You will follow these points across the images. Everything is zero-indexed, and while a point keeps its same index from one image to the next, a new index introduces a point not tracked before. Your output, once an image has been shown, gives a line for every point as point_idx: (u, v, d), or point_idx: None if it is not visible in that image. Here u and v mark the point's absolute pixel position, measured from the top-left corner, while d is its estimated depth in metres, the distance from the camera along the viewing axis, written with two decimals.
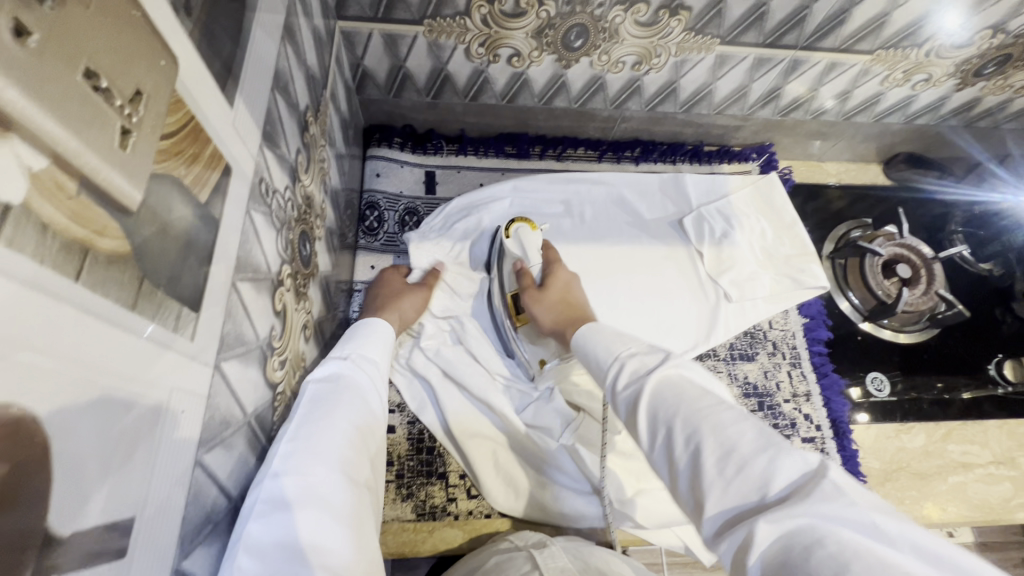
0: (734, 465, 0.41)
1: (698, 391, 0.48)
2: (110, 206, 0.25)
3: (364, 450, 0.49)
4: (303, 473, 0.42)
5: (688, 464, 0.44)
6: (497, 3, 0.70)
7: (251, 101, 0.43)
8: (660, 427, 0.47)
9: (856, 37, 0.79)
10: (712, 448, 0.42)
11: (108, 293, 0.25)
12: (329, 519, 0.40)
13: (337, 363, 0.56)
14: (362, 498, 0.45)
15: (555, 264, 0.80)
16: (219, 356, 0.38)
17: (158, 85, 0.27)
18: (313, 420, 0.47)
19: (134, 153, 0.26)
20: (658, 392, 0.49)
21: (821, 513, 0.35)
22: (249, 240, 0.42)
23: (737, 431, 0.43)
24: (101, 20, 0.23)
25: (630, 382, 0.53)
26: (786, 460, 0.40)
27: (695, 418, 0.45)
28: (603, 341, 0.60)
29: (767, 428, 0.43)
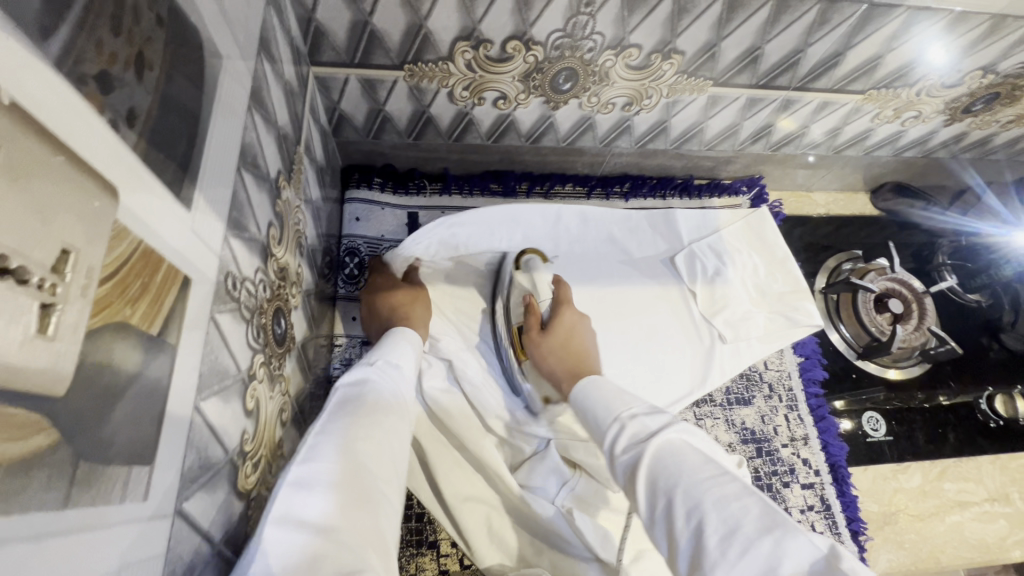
0: (738, 545, 0.39)
1: (699, 461, 0.47)
2: (32, 401, 0.20)
3: (384, 443, 0.48)
4: (319, 455, 0.42)
5: (690, 539, 0.42)
6: (483, 49, 0.66)
7: (214, 193, 0.38)
8: (660, 496, 0.46)
9: (848, 78, 0.77)
10: (716, 524, 0.41)
11: (29, 506, 0.21)
12: (340, 500, 0.40)
13: (364, 366, 0.56)
14: (379, 488, 0.44)
15: (563, 304, 0.77)
16: (180, 499, 0.33)
17: (88, 234, 0.23)
18: (340, 411, 0.48)
19: (61, 329, 0.21)
20: (659, 458, 0.48)
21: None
22: (215, 349, 0.38)
23: (740, 508, 0.42)
24: (7, 185, 0.18)
25: (630, 446, 0.51)
26: (791, 544, 0.39)
27: (697, 491, 0.44)
28: (603, 397, 0.59)
29: (771, 508, 0.42)
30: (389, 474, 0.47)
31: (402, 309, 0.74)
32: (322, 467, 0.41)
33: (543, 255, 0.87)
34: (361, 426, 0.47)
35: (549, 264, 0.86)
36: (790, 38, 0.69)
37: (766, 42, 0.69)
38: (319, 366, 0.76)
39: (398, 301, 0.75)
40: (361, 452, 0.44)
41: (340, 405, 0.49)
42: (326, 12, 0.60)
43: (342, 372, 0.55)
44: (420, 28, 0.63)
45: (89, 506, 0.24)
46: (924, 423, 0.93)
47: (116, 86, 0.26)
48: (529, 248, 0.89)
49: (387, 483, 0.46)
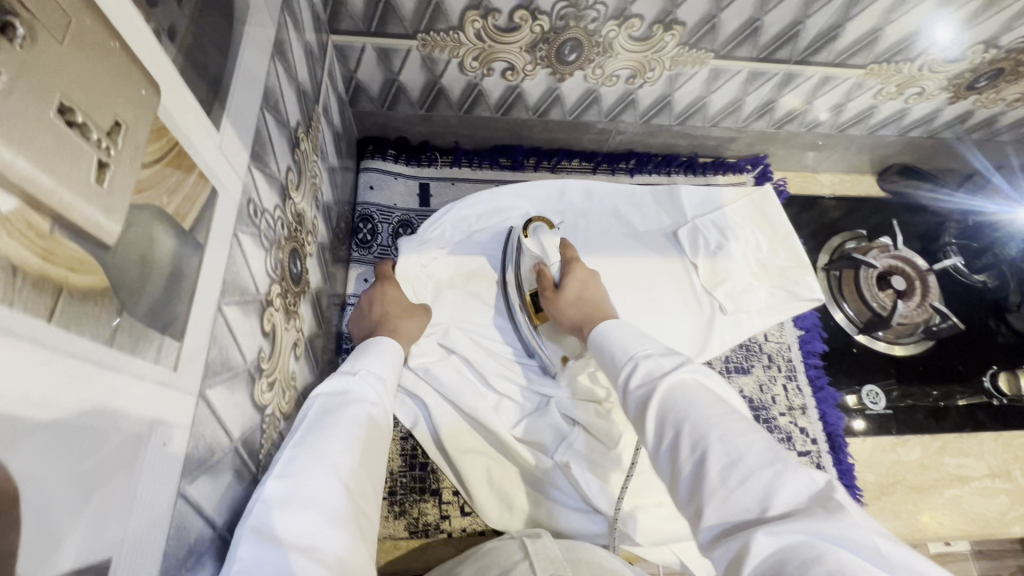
0: (738, 474, 0.42)
1: (710, 400, 0.49)
2: (87, 243, 0.24)
3: (364, 462, 0.51)
4: (302, 475, 0.45)
5: (693, 469, 0.45)
6: (491, 18, 0.70)
7: (239, 122, 0.42)
8: (668, 428, 0.49)
9: (849, 52, 0.79)
10: (718, 456, 0.44)
11: (82, 332, 0.24)
12: (319, 516, 0.43)
13: (345, 377, 0.58)
14: (356, 503, 0.47)
15: (571, 263, 0.79)
16: (204, 384, 0.37)
17: (136, 116, 0.27)
18: (316, 427, 0.50)
19: (112, 187, 0.25)
20: (671, 396, 0.51)
21: (824, 532, 0.37)
22: (236, 263, 0.42)
23: (744, 442, 0.44)
24: (75, 52, 0.22)
25: (643, 382, 0.54)
26: (791, 476, 0.41)
27: (704, 425, 0.46)
28: (619, 339, 0.61)
29: (775, 443, 0.44)
30: (370, 488, 0.51)
31: (393, 320, 0.75)
32: (301, 485, 0.44)
33: (550, 225, 0.86)
34: (343, 445, 0.50)
35: (557, 231, 0.85)
36: (789, 10, 0.71)
37: (765, 13, 0.71)
38: (332, 321, 0.80)
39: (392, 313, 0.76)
40: (341, 468, 0.48)
41: (318, 419, 0.51)
42: None
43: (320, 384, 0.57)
44: None
45: (129, 355, 0.28)
46: (926, 395, 0.93)
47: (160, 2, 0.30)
48: (534, 218, 0.87)
49: (366, 495, 0.50)
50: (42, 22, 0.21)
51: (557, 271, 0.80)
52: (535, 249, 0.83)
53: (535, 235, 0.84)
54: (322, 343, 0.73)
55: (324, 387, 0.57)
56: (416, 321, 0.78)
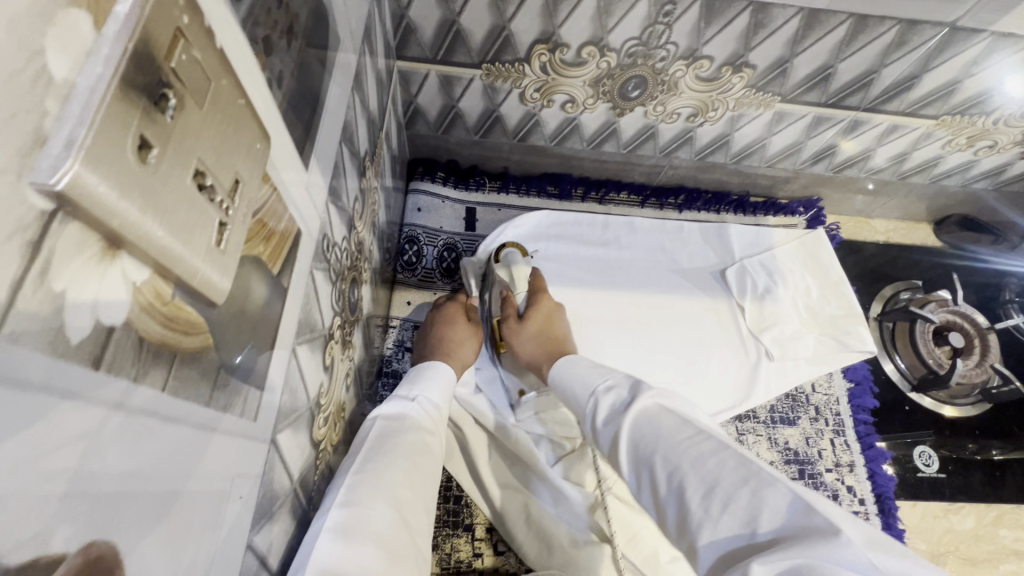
0: (719, 500, 0.40)
1: (676, 424, 0.47)
2: (201, 304, 0.23)
3: (417, 494, 0.52)
4: (363, 503, 0.46)
5: (674, 501, 0.43)
6: (559, 52, 0.69)
7: (322, 160, 0.42)
8: (643, 465, 0.47)
9: (923, 102, 0.76)
10: (694, 483, 0.42)
11: (187, 395, 0.24)
12: (377, 550, 0.43)
13: (402, 402, 0.61)
14: (410, 537, 0.48)
15: (539, 292, 0.79)
16: (275, 429, 0.36)
17: (251, 172, 0.26)
18: (377, 455, 0.52)
19: (228, 245, 0.24)
20: (637, 428, 0.49)
21: (813, 552, 0.33)
22: (310, 302, 0.41)
23: (717, 464, 0.42)
24: (211, 115, 0.22)
25: (609, 417, 0.52)
26: (767, 491, 0.39)
27: (676, 455, 0.44)
28: (579, 373, 0.60)
29: (747, 459, 0.42)
30: (420, 524, 0.51)
31: (449, 343, 0.76)
32: (362, 516, 0.45)
33: (522, 250, 0.85)
34: (399, 475, 0.51)
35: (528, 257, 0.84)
36: (865, 58, 0.69)
37: (839, 61, 0.69)
38: (374, 344, 0.79)
39: (450, 335, 0.77)
40: (398, 499, 0.49)
41: (378, 445, 0.53)
42: (418, 10, 0.64)
43: (380, 407, 0.59)
44: (503, 30, 0.66)
45: (221, 411, 0.27)
46: (962, 446, 0.89)
47: (275, 50, 0.30)
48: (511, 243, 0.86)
49: (420, 530, 0.50)
50: (190, 91, 0.20)
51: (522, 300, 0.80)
52: (505, 276, 0.82)
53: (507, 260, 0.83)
54: (365, 368, 0.72)
55: (383, 410, 0.60)
56: (472, 345, 0.79)
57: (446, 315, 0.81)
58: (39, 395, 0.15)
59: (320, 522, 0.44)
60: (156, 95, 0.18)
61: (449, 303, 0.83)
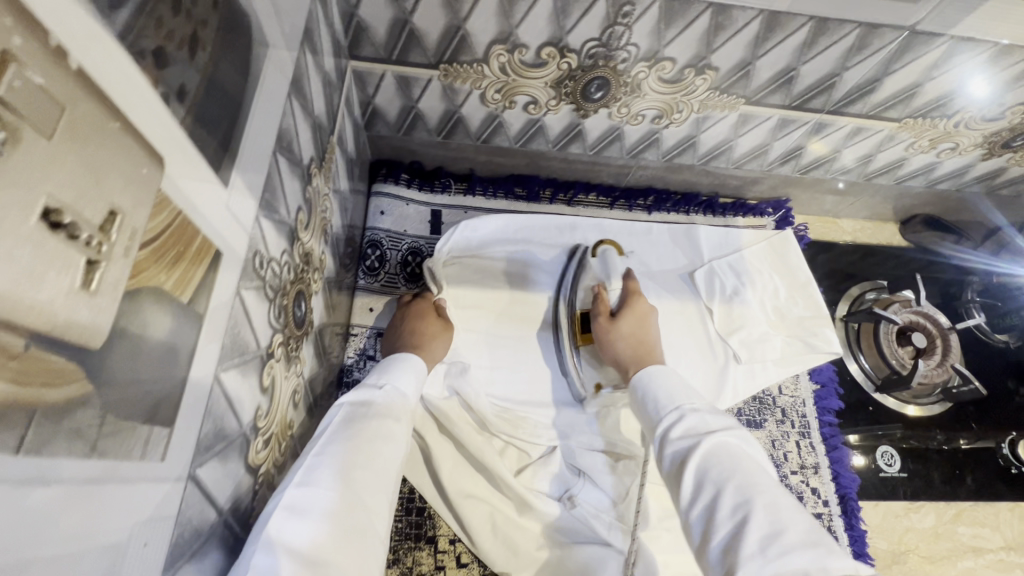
0: (779, 548, 0.41)
1: (756, 468, 0.48)
2: (68, 350, 0.21)
3: (383, 471, 0.51)
4: (317, 486, 0.46)
5: (729, 531, 0.44)
6: (517, 53, 0.67)
7: (250, 174, 0.39)
8: (707, 486, 0.47)
9: (885, 105, 0.76)
10: (760, 524, 0.43)
11: (57, 451, 0.22)
12: (330, 528, 0.44)
13: (369, 390, 0.58)
14: (370, 515, 0.48)
15: (633, 296, 0.78)
16: (194, 465, 0.34)
17: (135, 199, 0.24)
18: (339, 436, 0.51)
19: (103, 285, 0.22)
20: (714, 454, 0.49)
21: None
22: (239, 324, 0.39)
23: (789, 518, 0.43)
24: (67, 145, 0.20)
25: (685, 434, 0.53)
26: (834, 560, 0.40)
27: (749, 491, 0.45)
28: (667, 385, 0.59)
29: (816, 527, 0.43)
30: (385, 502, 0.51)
31: (420, 336, 0.74)
32: (316, 497, 0.45)
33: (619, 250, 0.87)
34: (361, 454, 0.50)
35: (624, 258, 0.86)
36: (827, 61, 0.68)
37: (801, 64, 0.68)
38: (333, 354, 0.77)
39: (420, 328, 0.75)
40: (356, 480, 0.48)
41: (340, 428, 0.52)
42: (368, 9, 0.62)
43: (347, 394, 0.57)
44: (458, 30, 0.64)
45: (112, 460, 0.25)
46: (931, 437, 0.91)
47: (171, 62, 0.28)
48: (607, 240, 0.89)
49: (381, 514, 0.49)
50: (30, 121, 0.18)
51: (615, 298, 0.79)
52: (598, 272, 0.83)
53: (602, 260, 0.85)
54: (321, 380, 0.70)
55: (353, 393, 0.58)
56: (444, 341, 0.77)
57: (419, 308, 0.78)
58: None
59: (277, 503, 0.45)
60: None
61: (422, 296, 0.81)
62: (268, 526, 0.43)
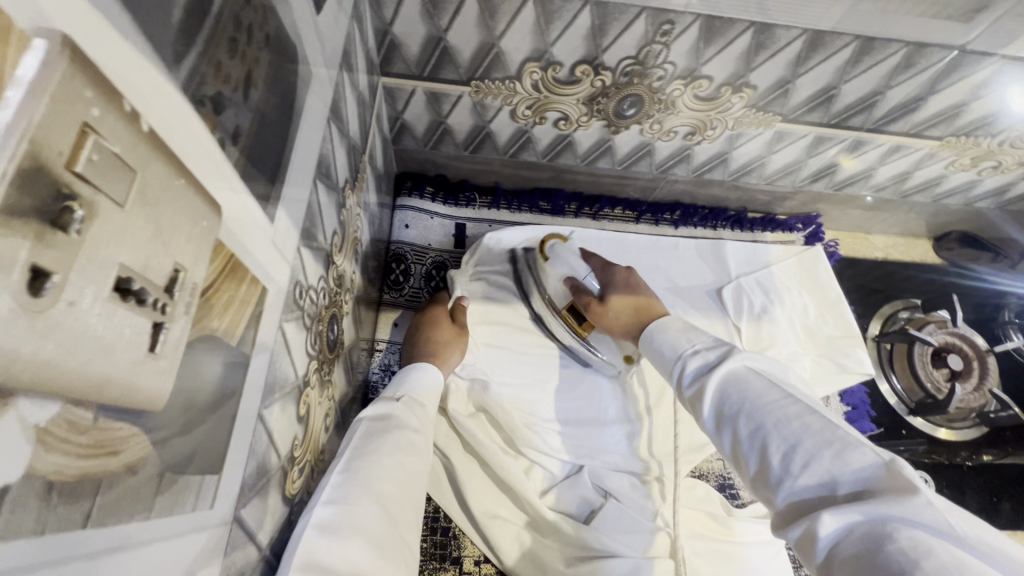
0: (801, 459, 0.39)
1: (764, 385, 0.45)
2: (131, 417, 0.21)
3: (406, 489, 0.51)
4: (349, 501, 0.45)
5: (755, 457, 0.42)
6: (551, 70, 0.66)
7: (293, 206, 0.39)
8: (725, 420, 0.46)
9: (927, 123, 0.74)
10: (777, 443, 0.41)
11: (119, 518, 0.21)
12: (365, 546, 0.43)
13: (388, 403, 0.58)
14: (397, 529, 0.48)
15: (608, 271, 0.77)
16: (237, 506, 0.33)
17: (196, 253, 0.23)
18: (362, 451, 0.50)
19: (167, 346, 0.22)
20: (723, 389, 0.47)
21: (887, 510, 0.33)
22: (280, 357, 0.39)
23: (803, 426, 0.41)
24: (139, 209, 0.19)
25: (694, 375, 0.51)
26: (855, 455, 0.38)
27: (760, 414, 0.43)
28: (666, 335, 0.57)
29: (835, 422, 0.40)
30: (409, 518, 0.51)
31: (436, 345, 0.74)
32: (347, 512, 0.44)
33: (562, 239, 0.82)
34: (386, 469, 0.50)
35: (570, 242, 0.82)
36: (870, 80, 0.66)
37: (843, 82, 0.66)
38: (359, 370, 0.76)
39: (436, 337, 0.75)
40: (383, 494, 0.48)
41: (364, 443, 0.52)
42: (402, 26, 0.61)
43: (366, 409, 0.57)
44: (492, 47, 0.63)
45: (166, 516, 0.25)
46: (956, 454, 0.89)
47: (228, 106, 0.27)
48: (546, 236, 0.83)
49: (407, 524, 0.49)
50: (106, 191, 0.17)
51: (591, 284, 0.77)
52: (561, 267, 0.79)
53: (558, 257, 0.79)
54: (348, 398, 0.70)
55: (368, 411, 0.57)
56: (460, 347, 0.76)
57: (430, 317, 0.79)
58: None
59: (305, 522, 0.43)
60: (53, 211, 0.15)
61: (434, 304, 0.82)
62: (301, 545, 0.41)
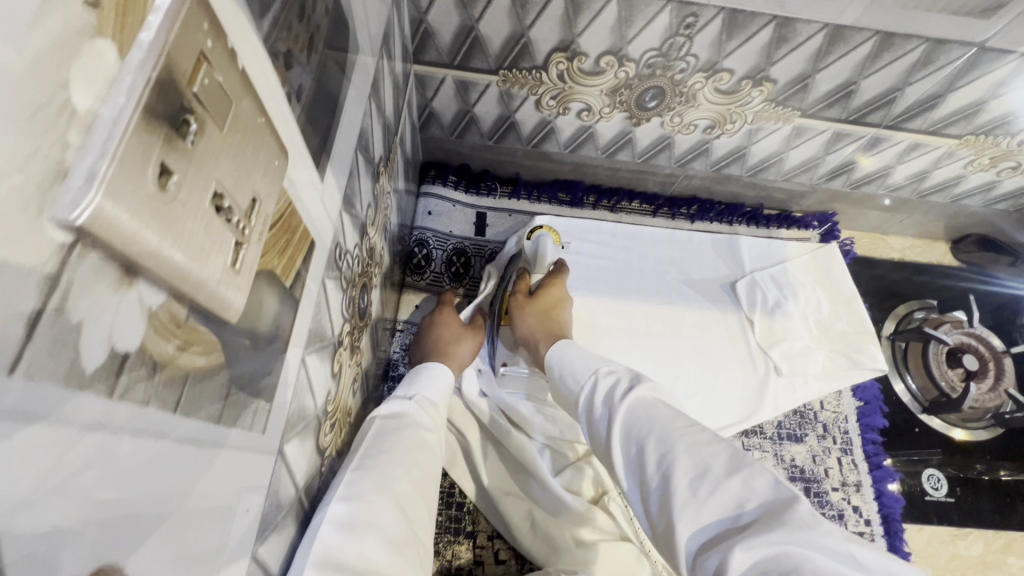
0: (707, 485, 0.41)
1: (670, 415, 0.49)
2: (213, 325, 0.23)
3: (418, 487, 0.52)
4: (365, 500, 0.46)
5: (661, 487, 0.43)
6: (577, 61, 0.69)
7: (338, 170, 0.42)
8: (633, 448, 0.47)
9: (945, 121, 0.75)
10: (683, 468, 0.42)
11: (198, 414, 0.24)
12: (381, 541, 0.44)
13: (400, 402, 0.60)
14: (411, 529, 0.48)
15: (552, 277, 0.82)
16: (282, 441, 0.36)
17: (270, 187, 0.26)
18: (376, 451, 0.52)
19: (244, 265, 0.24)
20: (632, 415, 0.50)
21: (792, 539, 0.35)
22: (321, 311, 0.41)
23: (708, 452, 0.43)
24: (232, 135, 0.22)
25: (606, 400, 0.54)
26: (755, 480, 0.40)
27: (668, 441, 0.45)
28: (582, 356, 0.62)
29: (737, 451, 0.44)
30: (422, 516, 0.51)
31: (445, 343, 0.76)
32: (361, 508, 0.45)
33: (555, 234, 0.88)
34: (399, 470, 0.51)
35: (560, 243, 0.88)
36: (889, 76, 0.68)
37: (862, 78, 0.68)
38: (381, 348, 0.79)
39: (447, 335, 0.78)
40: (398, 494, 0.49)
41: (376, 443, 0.53)
42: (437, 15, 0.64)
43: (378, 408, 0.59)
44: (522, 37, 0.66)
45: (230, 428, 0.27)
46: (971, 466, 0.87)
47: (295, 64, 0.30)
48: (541, 227, 0.88)
49: (421, 521, 0.51)
50: (211, 114, 0.20)
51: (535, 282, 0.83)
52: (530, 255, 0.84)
53: (538, 243, 0.84)
54: (372, 371, 0.72)
55: (379, 412, 0.59)
56: (469, 345, 0.79)
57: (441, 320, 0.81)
58: (31, 426, 0.14)
59: (319, 518, 0.44)
60: (176, 122, 0.18)
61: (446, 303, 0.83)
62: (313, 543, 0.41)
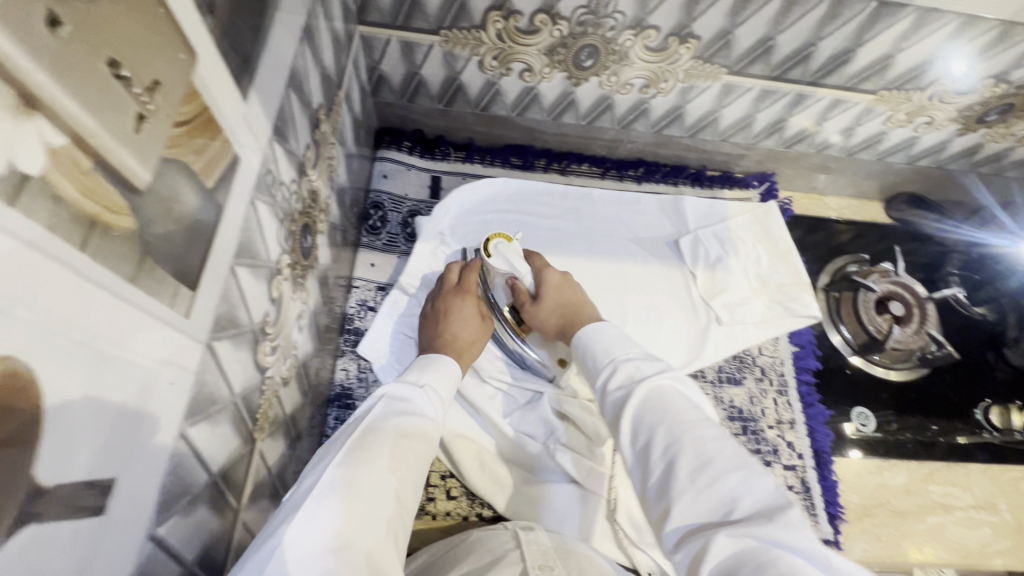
0: (707, 478, 0.43)
1: (687, 407, 0.50)
2: (121, 185, 0.27)
3: (414, 464, 0.49)
4: (355, 472, 0.43)
5: (662, 472, 0.46)
6: (512, 20, 0.73)
7: (265, 98, 0.45)
8: (642, 432, 0.49)
9: (860, 76, 0.81)
10: (686, 460, 0.44)
11: (111, 266, 0.27)
12: (366, 513, 0.41)
13: (410, 389, 0.58)
14: (402, 511, 0.45)
15: (543, 271, 0.77)
16: (211, 336, 0.39)
17: (174, 79, 0.30)
18: (374, 426, 0.49)
19: (147, 138, 0.28)
20: (648, 401, 0.51)
21: (771, 536, 0.37)
22: (251, 229, 0.44)
23: (715, 447, 0.45)
24: (124, 14, 0.26)
25: (621, 385, 0.55)
26: (756, 481, 0.42)
27: (677, 433, 0.47)
28: (604, 341, 0.62)
29: (742, 450, 0.46)
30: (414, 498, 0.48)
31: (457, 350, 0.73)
32: (350, 478, 0.43)
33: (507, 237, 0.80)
34: (395, 447, 0.48)
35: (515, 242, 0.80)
36: (803, 30, 0.73)
37: (778, 34, 0.73)
38: (336, 302, 0.82)
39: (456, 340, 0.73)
40: (391, 472, 0.46)
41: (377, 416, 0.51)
42: None
43: (384, 386, 0.57)
44: None
45: (150, 298, 0.30)
46: (925, 428, 0.93)
47: None
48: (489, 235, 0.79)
49: (411, 503, 0.47)
50: None
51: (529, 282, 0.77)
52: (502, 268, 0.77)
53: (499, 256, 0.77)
54: (324, 320, 0.75)
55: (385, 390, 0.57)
56: (481, 343, 0.76)
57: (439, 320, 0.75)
58: None
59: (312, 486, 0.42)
60: None
61: (439, 306, 0.77)
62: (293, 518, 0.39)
